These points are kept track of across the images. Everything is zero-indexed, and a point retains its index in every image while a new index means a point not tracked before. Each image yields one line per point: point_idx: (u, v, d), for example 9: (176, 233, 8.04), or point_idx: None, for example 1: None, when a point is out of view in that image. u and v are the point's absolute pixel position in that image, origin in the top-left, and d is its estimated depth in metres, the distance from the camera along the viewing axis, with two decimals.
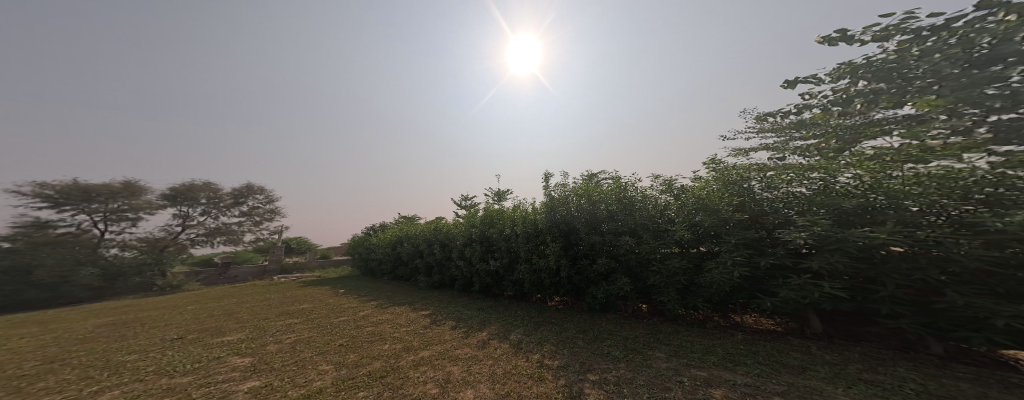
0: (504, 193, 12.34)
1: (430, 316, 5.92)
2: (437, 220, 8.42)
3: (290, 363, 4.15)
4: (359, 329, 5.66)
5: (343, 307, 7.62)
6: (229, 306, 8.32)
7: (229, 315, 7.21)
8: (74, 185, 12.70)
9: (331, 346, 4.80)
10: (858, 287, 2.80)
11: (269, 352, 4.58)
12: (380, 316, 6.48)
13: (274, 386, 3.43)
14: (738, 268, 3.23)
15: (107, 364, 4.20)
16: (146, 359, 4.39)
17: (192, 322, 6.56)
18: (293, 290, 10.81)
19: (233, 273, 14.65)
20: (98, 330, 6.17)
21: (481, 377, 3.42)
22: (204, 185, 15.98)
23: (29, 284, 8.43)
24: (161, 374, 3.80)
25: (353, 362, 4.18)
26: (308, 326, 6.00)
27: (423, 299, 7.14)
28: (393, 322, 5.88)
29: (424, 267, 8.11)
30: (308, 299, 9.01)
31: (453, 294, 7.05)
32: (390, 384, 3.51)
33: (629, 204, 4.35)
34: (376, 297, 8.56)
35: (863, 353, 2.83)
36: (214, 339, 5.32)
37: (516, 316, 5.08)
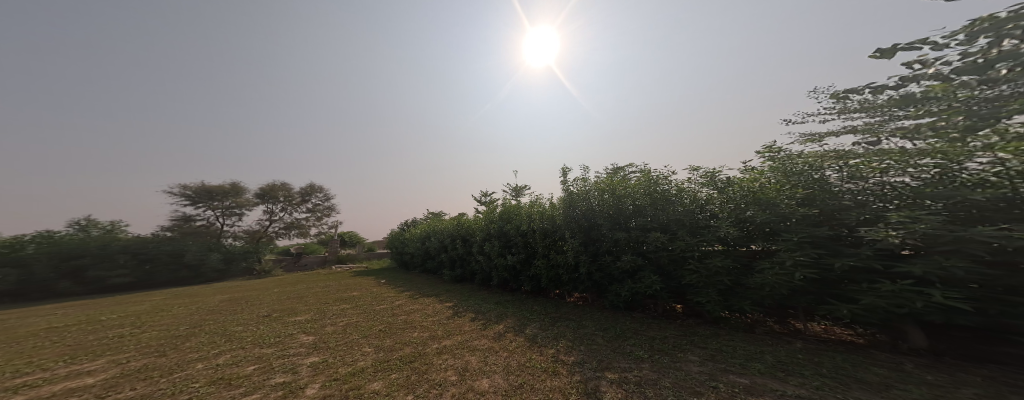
0: (522, 189, 12.25)
1: (453, 308, 6.07)
2: (460, 216, 8.64)
3: (342, 343, 4.59)
4: (395, 316, 6.09)
5: (382, 296, 8.29)
6: (298, 290, 9.68)
7: (299, 298, 8.39)
8: (202, 187, 16.04)
9: (372, 330, 5.22)
10: (992, 299, 1.94)
11: (327, 332, 5.14)
12: (411, 305, 6.87)
13: (329, 363, 3.78)
14: (799, 269, 2.48)
15: (226, 332, 5.15)
16: (248, 330, 5.28)
17: (276, 302, 7.76)
18: (345, 278, 12.17)
19: (303, 261, 17.09)
20: (216, 303, 7.72)
21: (497, 367, 3.29)
22: (282, 185, 18.93)
23: (183, 264, 10.62)
24: (256, 345, 4.46)
25: (392, 345, 4.49)
26: (356, 311, 6.64)
27: (448, 292, 7.33)
28: (421, 312, 6.16)
29: (448, 261, 8.37)
30: (355, 287, 10.05)
31: (474, 288, 7.11)
32: (419, 368, 3.66)
33: (661, 199, 3.67)
34: (408, 288, 9.10)
35: (990, 378, 2.05)
36: (290, 318, 6.18)
37: (533, 310, 4.90)
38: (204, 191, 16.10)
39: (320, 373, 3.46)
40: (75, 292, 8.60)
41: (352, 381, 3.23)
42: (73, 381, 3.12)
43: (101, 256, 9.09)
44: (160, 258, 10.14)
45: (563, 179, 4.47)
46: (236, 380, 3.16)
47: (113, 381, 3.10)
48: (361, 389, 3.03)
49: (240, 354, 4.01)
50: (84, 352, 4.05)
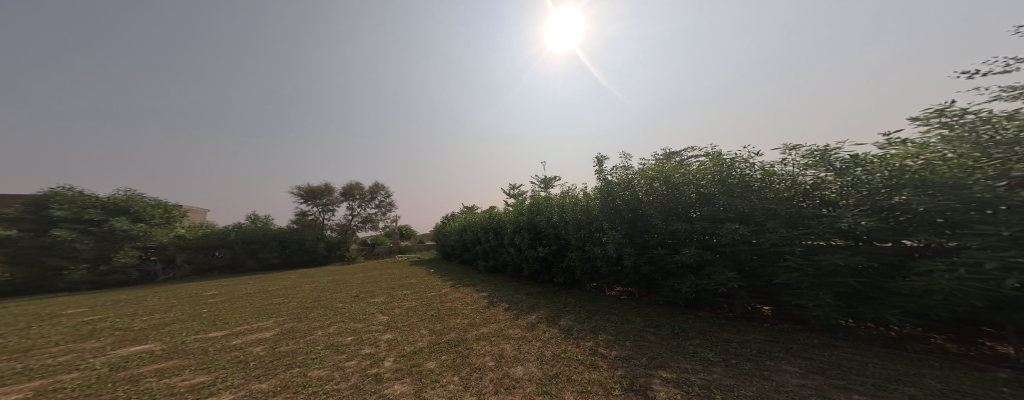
0: (552, 180, 11.82)
1: (488, 298, 6.18)
2: (490, 208, 8.74)
3: (404, 323, 5.06)
4: (443, 303, 6.49)
5: (431, 284, 8.97)
6: (373, 275, 11.12)
7: (372, 282, 9.61)
8: (308, 188, 19.54)
9: (425, 314, 5.66)
10: None
11: (397, 314, 5.70)
12: (453, 294, 7.25)
13: (398, 342, 4.14)
14: (1015, 275, 1.40)
15: (332, 307, 6.08)
16: (347, 306, 6.19)
17: (360, 285, 9.02)
18: (404, 267, 13.47)
19: (377, 251, 19.45)
20: (326, 282, 9.40)
21: (530, 355, 3.19)
22: (357, 185, 21.71)
23: (306, 251, 12.71)
24: (351, 320, 5.08)
25: (442, 329, 4.78)
26: (415, 296, 7.37)
27: (483, 283, 7.46)
28: (461, 301, 6.42)
29: (481, 253, 8.56)
30: (410, 275, 11.06)
31: (506, 279, 7.09)
32: (461, 352, 3.80)
33: (739, 186, 2.88)
34: (450, 278, 9.63)
35: None
36: (372, 299, 7.04)
37: (567, 303, 4.63)
38: (309, 191, 19.49)
39: (391, 350, 3.77)
40: (255, 269, 11.26)
41: (413, 359, 3.49)
42: (255, 334, 3.93)
43: (264, 242, 11.61)
44: (291, 246, 12.30)
45: (597, 171, 3.98)
46: (341, 347, 3.66)
47: (278, 337, 3.85)
48: (418, 366, 3.24)
49: (354, 329, 4.56)
50: (258, 313, 5.17)
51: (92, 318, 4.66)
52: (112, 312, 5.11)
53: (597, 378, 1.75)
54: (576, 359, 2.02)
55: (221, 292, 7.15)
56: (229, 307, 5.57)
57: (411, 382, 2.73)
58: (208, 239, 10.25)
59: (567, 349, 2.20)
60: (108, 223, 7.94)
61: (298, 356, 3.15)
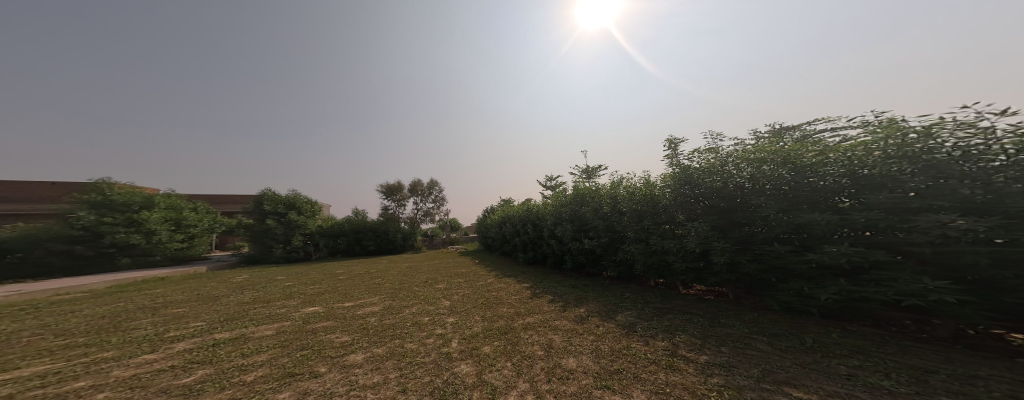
0: (596, 169, 11.37)
1: (530, 289, 6.24)
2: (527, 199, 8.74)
3: (462, 309, 5.41)
4: (489, 292, 6.73)
5: (477, 274, 9.42)
6: (434, 264, 12.09)
7: (434, 269, 10.50)
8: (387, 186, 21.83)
9: (477, 301, 5.99)
10: None
11: (456, 300, 6.11)
12: (497, 284, 7.53)
13: (461, 325, 4.46)
14: None
15: (410, 289, 6.85)
16: (422, 289, 6.96)
17: (426, 272, 9.87)
18: (455, 257, 14.29)
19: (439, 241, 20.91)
20: (404, 268, 10.56)
21: (583, 348, 3.13)
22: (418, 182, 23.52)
23: (387, 240, 14.30)
24: (426, 302, 5.63)
25: (492, 316, 5.01)
26: (467, 284, 7.83)
27: (526, 274, 7.51)
28: (507, 291, 6.59)
29: (521, 245, 8.55)
30: (461, 265, 11.71)
31: (547, 271, 7.03)
32: (508, 338, 3.96)
33: (955, 160, 1.86)
34: (495, 268, 9.97)
35: None
36: (436, 285, 7.68)
37: (621, 298, 4.35)
38: (389, 189, 21.83)
39: (456, 333, 4.07)
40: (360, 253, 13.36)
41: (475, 342, 3.72)
42: (368, 307, 4.56)
43: (365, 232, 13.70)
44: (376, 237, 13.94)
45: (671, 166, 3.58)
46: (422, 325, 4.10)
47: (387, 311, 4.47)
48: (476, 349, 3.42)
49: (430, 311, 5.04)
50: (369, 290, 6.04)
51: (290, 283, 6.10)
52: (300, 278, 6.78)
53: (679, 382, 1.55)
54: (648, 357, 1.84)
55: (347, 270, 8.53)
56: (354, 282, 6.73)
57: (472, 362, 2.93)
58: (334, 228, 12.78)
59: (631, 345, 2.05)
60: (288, 215, 11.06)
61: (396, 329, 3.61)
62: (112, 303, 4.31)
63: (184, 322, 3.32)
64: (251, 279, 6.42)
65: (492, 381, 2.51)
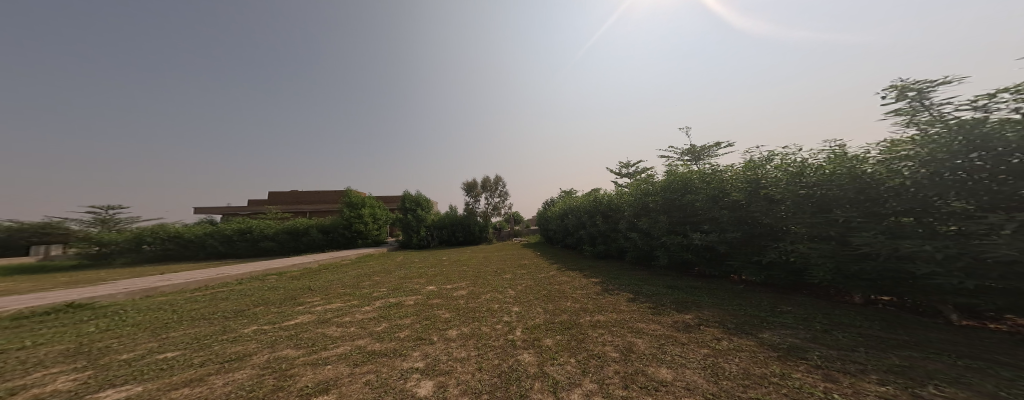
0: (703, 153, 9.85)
1: (601, 285, 5.79)
2: (595, 191, 8.08)
3: (524, 299, 5.43)
4: (551, 286, 6.49)
5: (538, 267, 9.27)
6: (501, 255, 12.62)
7: (501, 260, 10.97)
8: (466, 184, 23.92)
9: (540, 293, 5.89)
10: None
11: (522, 290, 6.18)
12: (559, 277, 7.29)
13: (521, 313, 4.50)
14: None
15: (488, 276, 7.43)
16: (494, 277, 7.37)
17: (494, 262, 10.41)
18: (519, 249, 14.59)
19: (505, 234, 21.66)
20: (479, 257, 11.32)
21: (677, 359, 2.58)
22: (488, 180, 25.14)
23: (464, 232, 15.78)
24: (496, 291, 5.83)
25: (553, 309, 4.84)
26: (529, 276, 7.80)
27: (592, 268, 6.86)
28: (572, 286, 6.23)
29: (587, 238, 7.88)
30: (528, 257, 11.87)
31: (618, 266, 6.23)
32: (571, 335, 3.70)
33: None
34: (558, 261, 9.75)
35: None
36: (504, 275, 7.95)
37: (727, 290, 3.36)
38: (467, 187, 23.88)
39: (519, 321, 4.11)
40: (448, 243, 15.52)
41: (536, 333, 3.63)
42: (459, 290, 5.47)
43: (453, 225, 15.69)
44: (455, 229, 15.57)
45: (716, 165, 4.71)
46: (494, 311, 4.44)
47: (487, 294, 5.45)
48: (538, 340, 3.34)
49: (499, 298, 5.22)
50: (459, 276, 7.04)
51: (417, 267, 8.40)
52: (427, 262, 9.44)
53: None
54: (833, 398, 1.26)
55: (447, 258, 10.56)
56: (451, 271, 7.84)
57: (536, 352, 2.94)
58: (444, 220, 15.62)
59: (790, 374, 1.50)
60: (419, 212, 14.86)
61: (477, 312, 4.29)
62: (359, 269, 7.59)
63: (378, 287, 5.48)
64: (407, 261, 9.54)
65: (553, 375, 2.37)
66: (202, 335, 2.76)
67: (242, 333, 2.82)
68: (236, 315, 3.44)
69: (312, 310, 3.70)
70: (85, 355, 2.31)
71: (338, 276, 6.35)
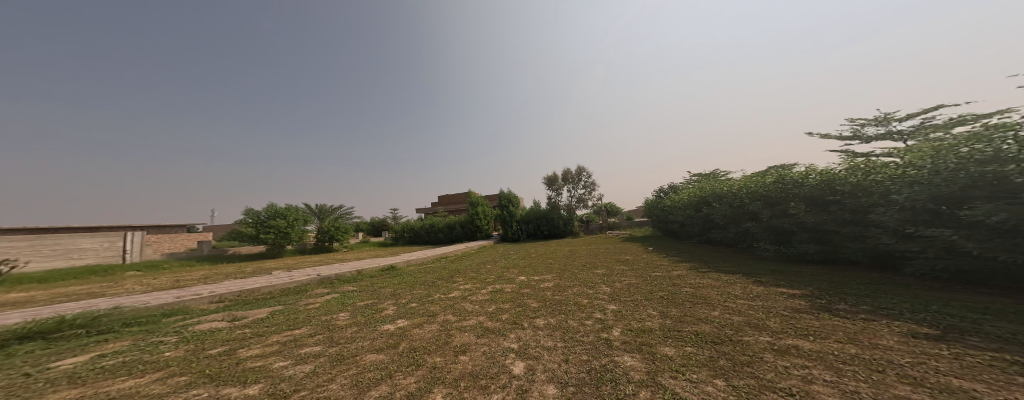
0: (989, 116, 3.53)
1: (810, 299, 3.97)
2: (786, 169, 5.84)
3: (627, 298, 5.11)
4: (682, 293, 5.31)
5: (655, 265, 7.88)
6: (595, 247, 11.60)
7: (592, 253, 10.08)
8: (548, 177, 23.20)
9: (653, 295, 5.28)
10: None
11: (618, 287, 5.95)
12: (694, 280, 6.11)
13: (623, 315, 4.18)
14: None
15: (596, 273, 7.16)
16: (603, 276, 6.89)
17: (588, 255, 9.65)
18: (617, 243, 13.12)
19: (594, 227, 19.86)
20: (566, 251, 10.54)
21: None
22: (569, 172, 23.61)
23: (553, 226, 15.59)
24: (585, 285, 6.07)
25: (676, 316, 4.02)
26: (633, 275, 6.99)
27: (800, 272, 4.58)
28: (730, 295, 4.79)
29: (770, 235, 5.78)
30: (629, 251, 10.43)
31: (869, 273, 3.76)
32: (683, 338, 3.10)
33: None
34: (688, 259, 8.16)
35: None
36: (596, 271, 7.46)
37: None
38: (547, 180, 23.19)
39: (621, 320, 3.94)
40: (538, 236, 15.59)
41: (643, 337, 3.24)
42: (545, 282, 6.42)
43: (540, 218, 15.66)
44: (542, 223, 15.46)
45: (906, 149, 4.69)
46: (582, 306, 4.74)
47: (575, 286, 6.05)
48: (652, 347, 2.89)
49: (588, 293, 5.46)
50: (545, 268, 7.82)
51: (520, 261, 8.77)
52: (518, 254, 9.71)
53: None
54: None
55: (538, 250, 10.56)
56: (539, 261, 8.50)
57: (640, 358, 2.64)
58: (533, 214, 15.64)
59: None
60: (509, 210, 15.38)
61: (564, 306, 4.76)
62: (482, 261, 8.66)
63: (494, 281, 6.64)
64: (506, 253, 10.07)
65: (674, 388, 1.86)
66: (424, 296, 5.69)
67: (437, 298, 5.57)
68: (433, 285, 6.51)
69: (460, 288, 6.11)
70: (394, 296, 5.70)
71: (471, 263, 8.55)
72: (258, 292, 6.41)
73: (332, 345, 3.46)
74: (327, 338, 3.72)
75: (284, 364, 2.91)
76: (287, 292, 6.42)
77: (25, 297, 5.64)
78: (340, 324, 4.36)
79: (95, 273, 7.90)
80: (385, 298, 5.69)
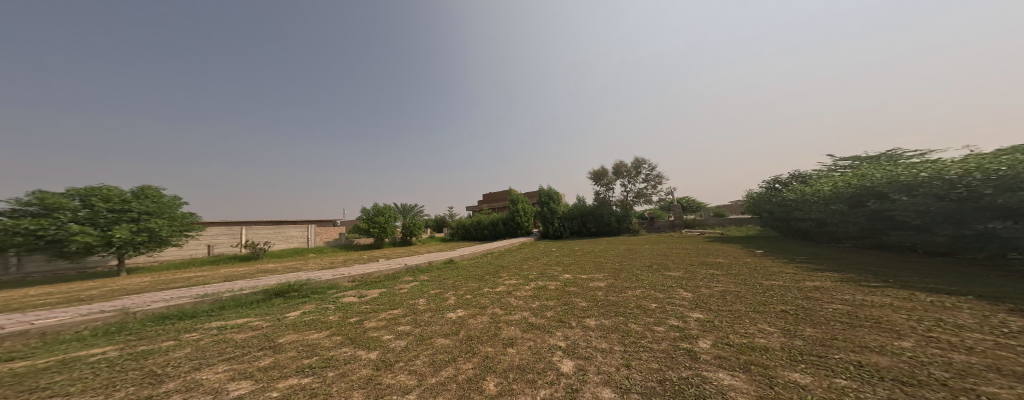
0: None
1: None
2: None
3: (726, 309, 4.16)
4: (827, 310, 3.84)
5: (770, 271, 6.04)
6: (663, 242, 9.85)
7: (659, 252, 8.53)
8: (597, 172, 20.94)
9: (770, 309, 4.05)
10: None
11: (706, 294, 4.91)
12: (842, 296, 4.41)
13: (717, 325, 3.53)
14: None
15: (675, 277, 6.00)
16: (687, 281, 5.72)
17: (650, 254, 8.25)
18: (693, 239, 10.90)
19: (658, 225, 16.90)
20: (621, 249, 9.04)
21: None
22: (620, 164, 20.90)
23: (605, 223, 14.14)
24: (653, 288, 5.41)
25: (812, 338, 2.90)
26: (734, 281, 5.50)
27: None
28: (942, 322, 3.12)
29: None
30: (712, 249, 8.49)
31: None
32: (827, 366, 2.12)
33: None
34: (822, 267, 6.07)
35: None
36: (668, 272, 6.37)
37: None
38: (595, 175, 21.03)
39: (710, 332, 3.32)
40: (588, 233, 14.32)
41: (753, 356, 2.48)
42: (596, 282, 6.11)
43: (588, 215, 14.47)
44: (589, 220, 14.23)
45: None
46: (651, 311, 4.29)
47: (647, 291, 5.26)
48: (771, 370, 2.11)
49: (657, 297, 4.91)
50: (595, 267, 7.13)
51: (567, 256, 8.12)
52: (563, 249, 9.03)
53: None
54: None
55: (589, 246, 9.56)
56: (586, 259, 7.76)
57: (748, 381, 1.94)
58: (579, 212, 14.61)
59: None
60: (550, 206, 14.57)
61: (623, 309, 4.52)
62: (530, 257, 8.32)
63: (547, 282, 6.39)
64: (556, 248, 9.42)
65: None
66: (480, 289, 6.24)
67: (487, 291, 6.13)
68: (483, 279, 6.99)
69: (505, 283, 6.58)
70: (452, 287, 6.51)
71: (514, 258, 8.33)
72: (371, 276, 7.68)
73: (416, 327, 3.92)
74: (412, 320, 4.28)
75: (389, 338, 3.49)
76: (388, 278, 7.51)
77: (252, 272, 9.24)
78: (420, 307, 5.10)
79: (298, 252, 12.28)
80: (449, 288, 6.42)
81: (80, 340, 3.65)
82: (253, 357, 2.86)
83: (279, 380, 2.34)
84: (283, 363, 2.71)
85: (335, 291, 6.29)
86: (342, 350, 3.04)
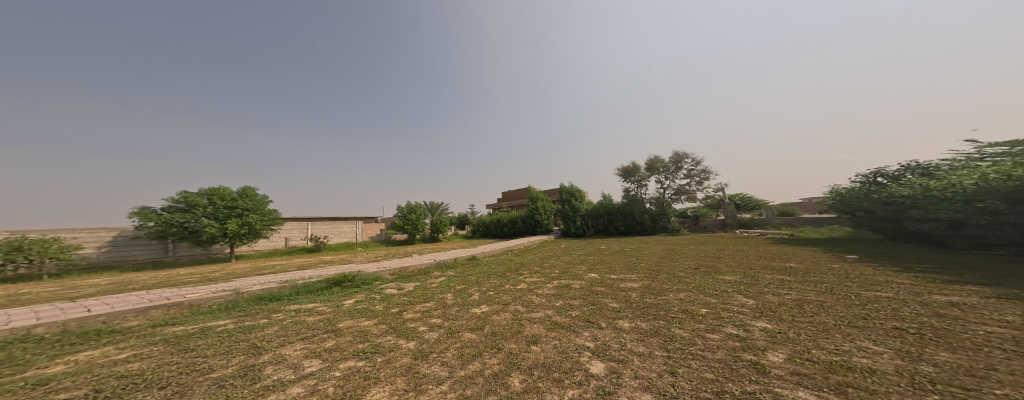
0: None
1: None
2: None
3: (805, 320, 3.28)
4: (976, 333, 2.72)
5: (869, 280, 4.65)
6: (713, 242, 8.47)
7: (704, 253, 7.34)
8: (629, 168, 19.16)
9: (875, 324, 3.05)
10: None
11: (774, 302, 3.98)
12: (994, 316, 3.12)
13: (793, 338, 2.78)
14: None
15: (728, 281, 5.04)
16: (746, 285, 4.76)
17: (693, 255, 7.14)
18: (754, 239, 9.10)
19: (703, 225, 14.77)
20: (656, 249, 8.04)
21: None
22: (657, 159, 18.83)
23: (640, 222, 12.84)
24: (701, 292, 4.61)
25: (949, 363, 2.02)
26: (816, 289, 4.34)
27: None
28: None
29: None
30: (779, 251, 6.97)
31: None
32: None
33: None
34: (954, 279, 4.45)
35: None
36: (719, 276, 5.38)
37: None
38: (625, 171, 19.33)
39: (783, 344, 2.63)
40: (619, 232, 13.15)
41: (850, 375, 1.84)
42: (629, 282, 5.50)
43: (618, 214, 13.37)
44: (617, 217, 13.10)
45: None
46: (700, 317, 3.63)
47: (694, 296, 4.49)
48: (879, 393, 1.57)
49: (710, 303, 4.13)
50: (627, 267, 6.43)
51: (591, 255, 7.53)
52: (586, 248, 8.44)
53: None
54: None
55: (618, 244, 8.74)
56: (613, 258, 7.09)
57: None
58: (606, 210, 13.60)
59: None
60: (573, 203, 13.92)
61: (663, 313, 3.92)
62: (551, 255, 7.96)
63: (571, 281, 5.98)
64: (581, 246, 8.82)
65: None
66: (504, 287, 6.11)
67: (509, 288, 6.00)
68: (506, 277, 6.89)
69: (526, 281, 6.36)
70: (475, 283, 6.60)
71: (534, 256, 8.10)
72: (407, 270, 8.26)
73: (445, 321, 4.03)
74: (442, 314, 4.43)
75: (424, 329, 3.66)
76: (419, 272, 8.00)
77: (322, 263, 10.77)
78: (450, 302, 5.23)
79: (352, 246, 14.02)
80: (473, 284, 6.51)
81: (211, 312, 4.73)
82: (319, 338, 3.29)
83: (341, 360, 2.62)
84: (343, 345, 3.06)
85: (379, 283, 6.95)
86: (387, 338, 3.29)
